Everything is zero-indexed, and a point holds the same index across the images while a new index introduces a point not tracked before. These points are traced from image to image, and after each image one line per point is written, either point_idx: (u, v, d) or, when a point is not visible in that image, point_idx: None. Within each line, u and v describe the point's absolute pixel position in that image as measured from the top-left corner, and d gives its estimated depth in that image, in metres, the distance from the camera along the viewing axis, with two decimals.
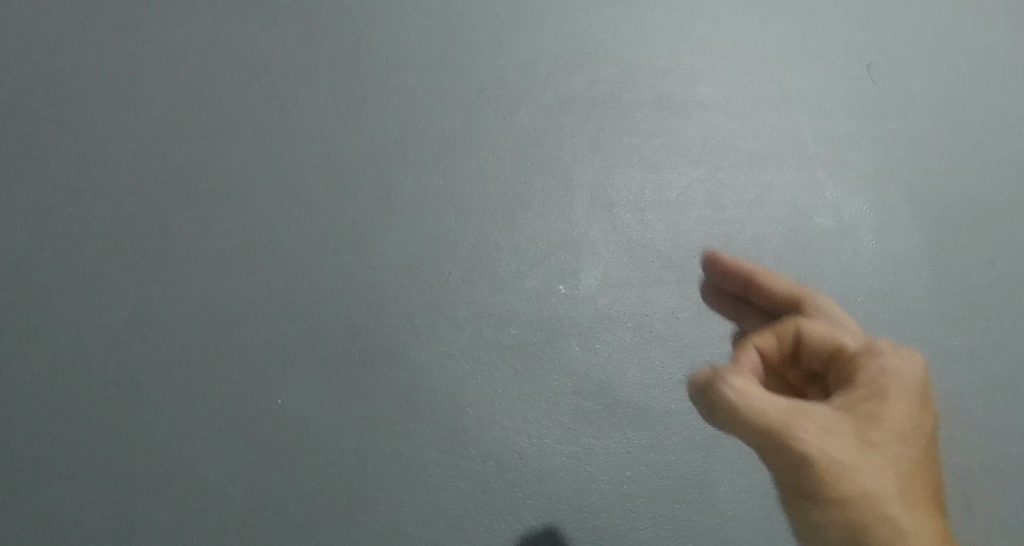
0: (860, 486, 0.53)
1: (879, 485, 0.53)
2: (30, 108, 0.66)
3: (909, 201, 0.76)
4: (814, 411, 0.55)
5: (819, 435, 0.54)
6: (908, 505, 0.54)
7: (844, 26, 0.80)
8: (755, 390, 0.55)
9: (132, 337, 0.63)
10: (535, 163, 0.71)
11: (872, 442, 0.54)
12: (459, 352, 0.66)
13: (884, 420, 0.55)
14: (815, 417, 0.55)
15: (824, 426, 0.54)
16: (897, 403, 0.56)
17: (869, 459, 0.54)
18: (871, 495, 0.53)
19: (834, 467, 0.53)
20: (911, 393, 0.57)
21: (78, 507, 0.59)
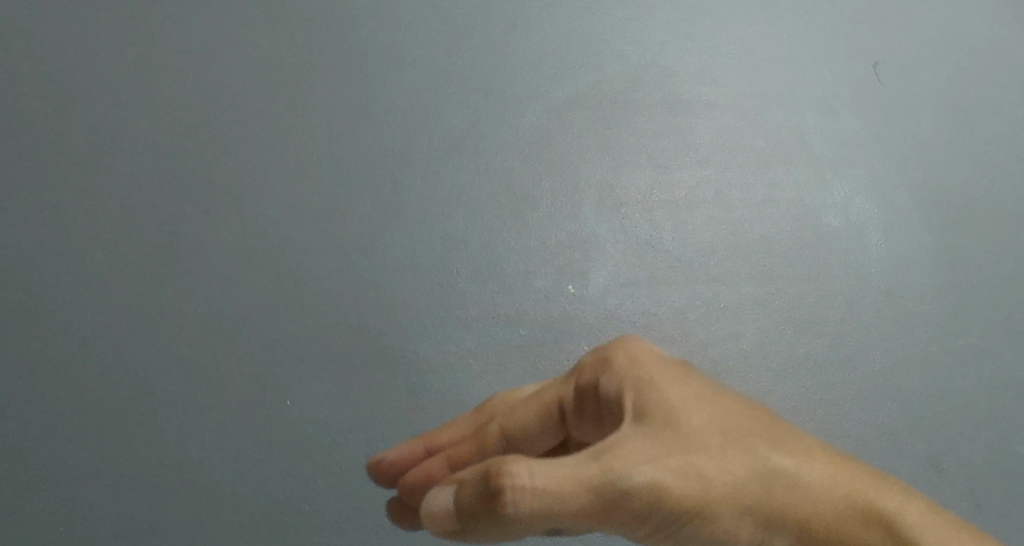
0: (710, 486, 0.46)
1: (722, 456, 0.48)
2: (36, 106, 0.66)
3: (917, 199, 0.76)
4: (619, 441, 0.47)
5: (638, 464, 0.45)
6: (773, 453, 0.48)
7: (850, 26, 0.80)
8: (550, 470, 0.44)
9: (141, 338, 0.63)
10: (543, 163, 0.71)
11: (686, 431, 0.48)
12: (469, 352, 0.66)
13: (676, 402, 0.50)
14: (618, 447, 0.46)
15: (637, 452, 0.46)
16: (668, 378, 0.52)
17: (696, 451, 0.47)
18: (727, 483, 0.47)
19: (674, 487, 0.45)
20: (663, 364, 0.53)
21: (87, 509, 0.59)
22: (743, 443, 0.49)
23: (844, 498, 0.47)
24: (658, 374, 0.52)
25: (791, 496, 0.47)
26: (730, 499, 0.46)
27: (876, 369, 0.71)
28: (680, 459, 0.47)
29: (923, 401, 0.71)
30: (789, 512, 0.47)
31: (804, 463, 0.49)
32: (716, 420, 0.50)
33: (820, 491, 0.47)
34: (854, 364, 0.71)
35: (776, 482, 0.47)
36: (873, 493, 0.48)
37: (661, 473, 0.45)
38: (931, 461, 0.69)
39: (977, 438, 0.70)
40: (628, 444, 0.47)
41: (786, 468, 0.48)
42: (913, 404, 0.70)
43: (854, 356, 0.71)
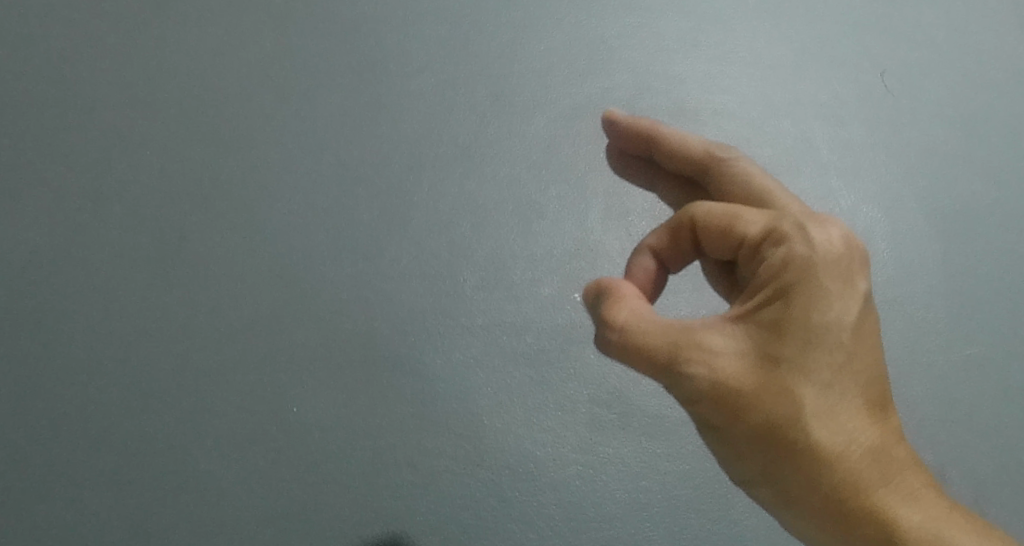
0: (768, 409, 0.49)
1: (795, 399, 0.49)
2: (45, 112, 0.66)
3: (924, 209, 0.76)
4: (711, 328, 0.51)
5: (706, 370, 0.50)
6: (843, 412, 0.50)
7: (858, 33, 0.80)
8: (640, 311, 0.52)
9: (147, 343, 0.63)
10: (550, 169, 0.71)
11: (782, 362, 0.49)
12: (475, 359, 0.66)
13: (810, 322, 0.49)
14: (705, 340, 0.50)
15: (715, 350, 0.50)
16: (819, 293, 0.49)
17: (783, 379, 0.49)
18: (791, 420, 0.49)
19: (731, 394, 0.50)
20: (832, 271, 0.49)
21: (93, 514, 0.60)
22: (829, 394, 0.50)
23: (873, 479, 0.50)
24: (816, 284, 0.49)
25: (837, 471, 0.50)
26: (784, 435, 0.49)
27: None
28: (748, 377, 0.50)
29: (929, 412, 0.71)
30: (810, 485, 0.50)
31: (867, 433, 0.51)
32: (826, 359, 0.49)
33: (856, 470, 0.50)
34: None
35: (827, 446, 0.50)
36: (899, 494, 0.51)
37: (731, 378, 0.50)
38: (936, 471, 0.70)
39: (981, 448, 0.71)
40: (712, 338, 0.50)
41: (835, 448, 0.50)
42: (919, 414, 0.71)
43: None
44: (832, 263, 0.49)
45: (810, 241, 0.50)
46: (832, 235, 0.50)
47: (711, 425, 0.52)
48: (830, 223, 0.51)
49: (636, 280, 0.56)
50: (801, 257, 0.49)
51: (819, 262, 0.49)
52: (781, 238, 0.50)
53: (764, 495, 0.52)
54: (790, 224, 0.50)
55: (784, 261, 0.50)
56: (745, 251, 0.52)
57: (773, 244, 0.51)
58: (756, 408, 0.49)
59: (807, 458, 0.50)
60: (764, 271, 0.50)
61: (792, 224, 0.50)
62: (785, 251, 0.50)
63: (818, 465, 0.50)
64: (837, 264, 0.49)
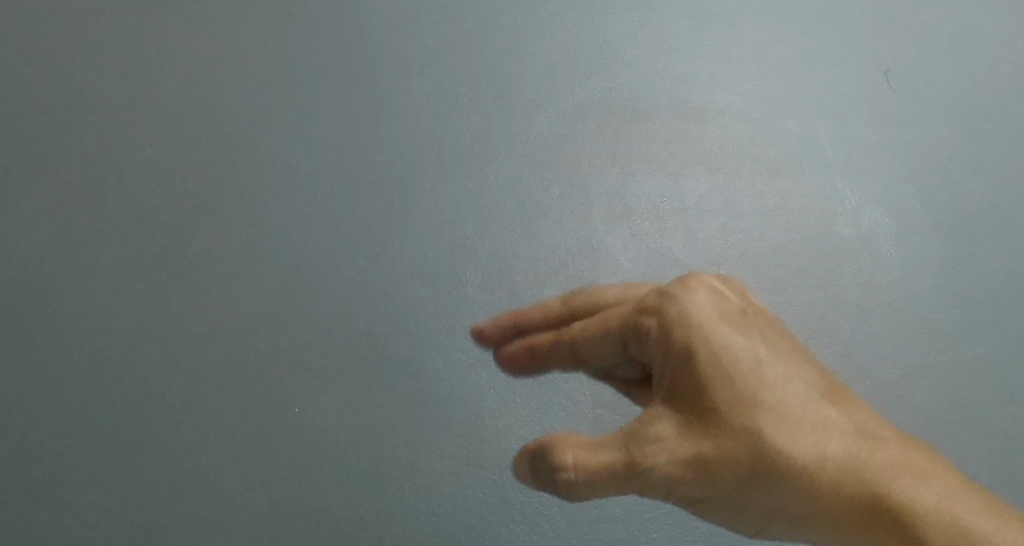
0: (733, 456, 0.48)
1: (750, 434, 0.49)
2: (45, 110, 0.66)
3: (928, 209, 0.76)
4: (643, 418, 0.50)
5: (667, 456, 0.49)
6: (801, 426, 0.49)
7: (862, 32, 0.79)
8: (576, 442, 0.51)
9: (148, 344, 0.62)
10: (552, 169, 0.71)
11: (718, 411, 0.49)
12: (477, 360, 0.65)
13: (724, 364, 0.49)
14: (646, 430, 0.49)
15: (660, 439, 0.49)
16: (716, 334, 0.50)
17: (728, 424, 0.49)
18: (757, 458, 0.48)
19: (696, 462, 0.49)
20: (714, 320, 0.50)
21: (94, 514, 0.59)
22: (779, 416, 0.49)
23: (869, 472, 0.48)
24: (705, 334, 0.50)
25: (827, 473, 0.48)
26: (761, 472, 0.48)
27: (888, 382, 0.70)
28: (697, 445, 0.49)
29: (935, 414, 0.70)
30: (813, 500, 0.48)
31: (839, 435, 0.50)
32: (756, 386, 0.50)
33: (844, 463, 0.48)
34: (864, 377, 0.70)
35: (802, 464, 0.48)
36: (906, 476, 0.48)
37: (681, 455, 0.49)
38: None
39: (987, 450, 0.70)
40: (658, 426, 0.49)
41: (812, 462, 0.48)
42: (924, 416, 0.70)
43: (865, 367, 0.70)
44: (699, 310, 0.51)
45: (674, 297, 0.51)
46: (694, 288, 0.52)
47: (698, 499, 0.50)
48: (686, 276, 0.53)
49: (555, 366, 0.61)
50: (671, 315, 0.51)
51: (693, 313, 0.50)
52: (652, 307, 0.52)
53: (785, 530, 0.50)
54: (648, 295, 0.53)
55: (662, 330, 0.51)
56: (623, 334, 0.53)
57: (646, 316, 0.52)
58: (720, 464, 0.49)
59: (792, 481, 0.48)
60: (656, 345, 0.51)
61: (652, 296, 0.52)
62: (661, 315, 0.51)
63: (807, 478, 0.48)
64: (706, 315, 0.50)
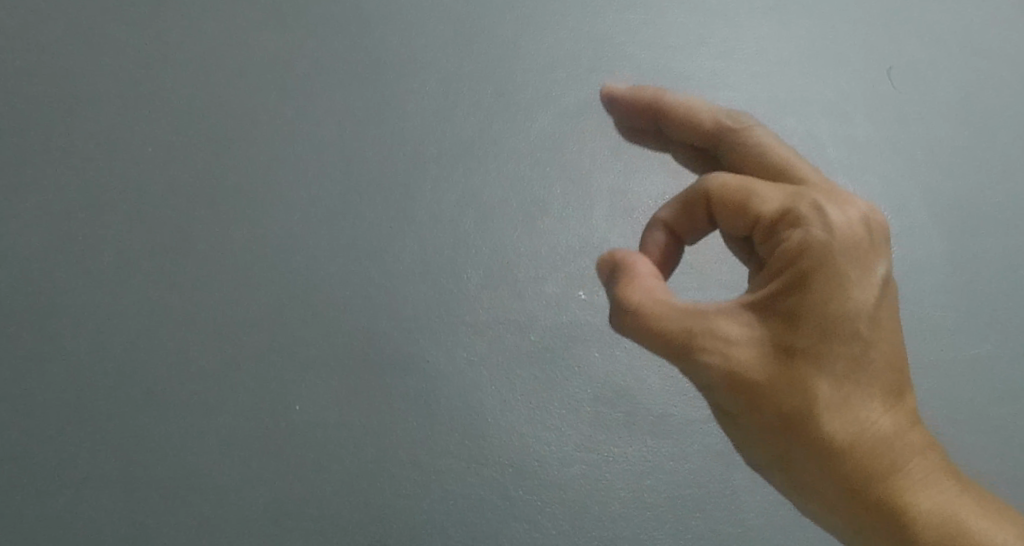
0: (783, 399, 0.50)
1: (809, 388, 0.50)
2: (45, 108, 0.66)
3: (931, 207, 0.76)
4: (723, 313, 0.51)
5: (721, 359, 0.50)
6: (860, 398, 0.50)
7: (865, 30, 0.79)
8: (659, 296, 0.52)
9: (148, 342, 0.62)
10: (554, 166, 0.71)
11: (798, 352, 0.49)
12: (478, 357, 0.65)
13: (833, 304, 0.49)
14: (719, 328, 0.51)
15: (729, 338, 0.50)
16: (841, 275, 0.49)
17: (798, 367, 0.49)
18: (799, 412, 0.50)
19: (743, 384, 0.50)
20: (852, 256, 0.49)
21: (94, 512, 0.59)
22: (847, 381, 0.50)
23: (891, 465, 0.50)
24: (836, 271, 0.49)
25: (854, 452, 0.50)
26: (795, 423, 0.50)
27: None
28: (759, 367, 0.50)
29: (937, 411, 0.70)
30: (827, 472, 0.51)
31: (886, 417, 0.51)
32: (844, 348, 0.50)
33: (875, 452, 0.50)
34: None
35: (841, 437, 0.50)
36: (918, 480, 0.51)
37: (742, 367, 0.50)
38: None
39: (988, 447, 0.70)
40: (728, 326, 0.51)
41: (848, 439, 0.50)
42: (927, 413, 0.70)
43: None
44: (847, 245, 0.49)
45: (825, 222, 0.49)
46: (853, 214, 0.50)
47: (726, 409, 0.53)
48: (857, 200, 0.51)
49: (650, 254, 0.57)
50: (819, 241, 0.49)
51: (838, 246, 0.49)
52: (797, 221, 0.50)
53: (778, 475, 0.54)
54: (807, 205, 0.50)
55: (801, 245, 0.49)
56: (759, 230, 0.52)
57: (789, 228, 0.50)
58: (771, 399, 0.50)
59: (821, 445, 0.50)
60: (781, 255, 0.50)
61: (805, 209, 0.50)
62: (804, 234, 0.49)
63: (835, 451, 0.50)
64: (859, 249, 0.49)
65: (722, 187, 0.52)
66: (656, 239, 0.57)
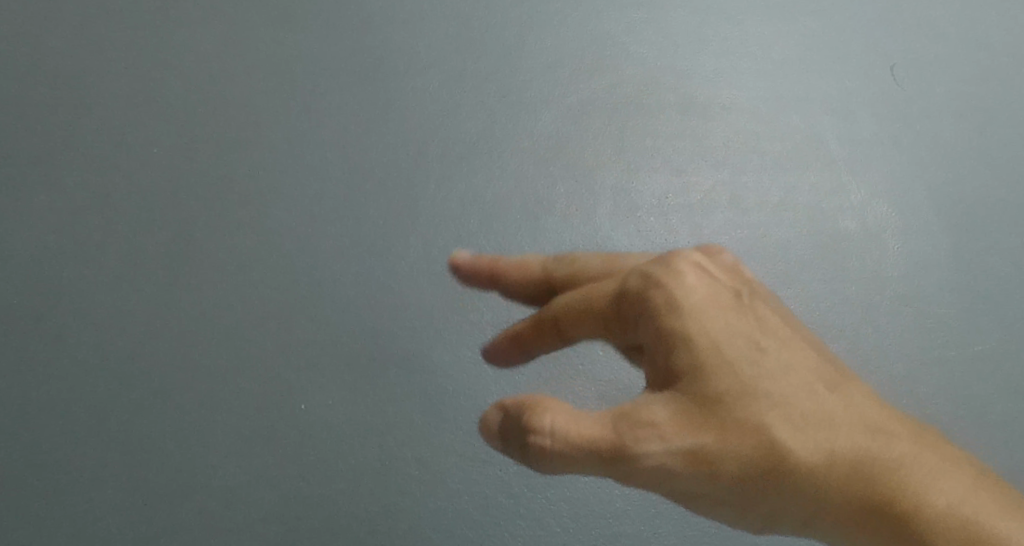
0: (727, 450, 0.46)
1: (744, 426, 0.46)
2: (54, 109, 0.66)
3: (934, 204, 0.76)
4: (640, 405, 0.47)
5: (660, 443, 0.46)
6: (802, 420, 0.47)
7: (869, 28, 0.79)
8: (574, 415, 0.48)
9: (155, 341, 0.63)
10: (558, 165, 0.71)
11: (716, 402, 0.47)
12: (483, 356, 0.66)
13: (711, 347, 0.47)
14: (640, 416, 0.46)
15: (655, 424, 0.46)
16: (702, 319, 0.48)
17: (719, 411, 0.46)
18: (759, 454, 0.46)
19: (698, 453, 0.46)
20: (698, 295, 0.49)
21: (103, 511, 0.60)
22: (776, 406, 0.47)
23: (888, 465, 0.46)
24: (697, 313, 0.48)
25: (833, 472, 0.46)
26: (763, 467, 0.46)
27: (894, 376, 0.70)
28: (693, 438, 0.46)
29: (942, 407, 0.70)
30: (818, 498, 0.46)
31: (846, 430, 0.47)
32: (755, 379, 0.47)
33: (852, 458, 0.46)
34: (871, 370, 0.70)
35: (807, 462, 0.46)
36: (921, 474, 0.46)
37: (682, 438, 0.46)
38: None
39: (995, 443, 0.70)
40: (653, 411, 0.47)
41: (819, 459, 0.46)
42: (932, 410, 0.70)
43: (870, 362, 0.70)
44: (699, 298, 0.49)
45: (662, 281, 0.49)
46: (681, 260, 0.50)
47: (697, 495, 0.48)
48: (674, 255, 0.51)
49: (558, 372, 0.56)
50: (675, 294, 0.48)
51: (688, 297, 0.48)
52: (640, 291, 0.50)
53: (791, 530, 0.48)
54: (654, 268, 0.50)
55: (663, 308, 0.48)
56: (622, 305, 0.51)
57: (636, 299, 0.50)
58: (720, 452, 0.46)
59: (797, 479, 0.46)
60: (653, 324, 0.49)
61: (655, 269, 0.50)
62: (662, 297, 0.49)
63: (813, 481, 0.46)
64: (703, 290, 0.49)
65: (586, 262, 0.58)
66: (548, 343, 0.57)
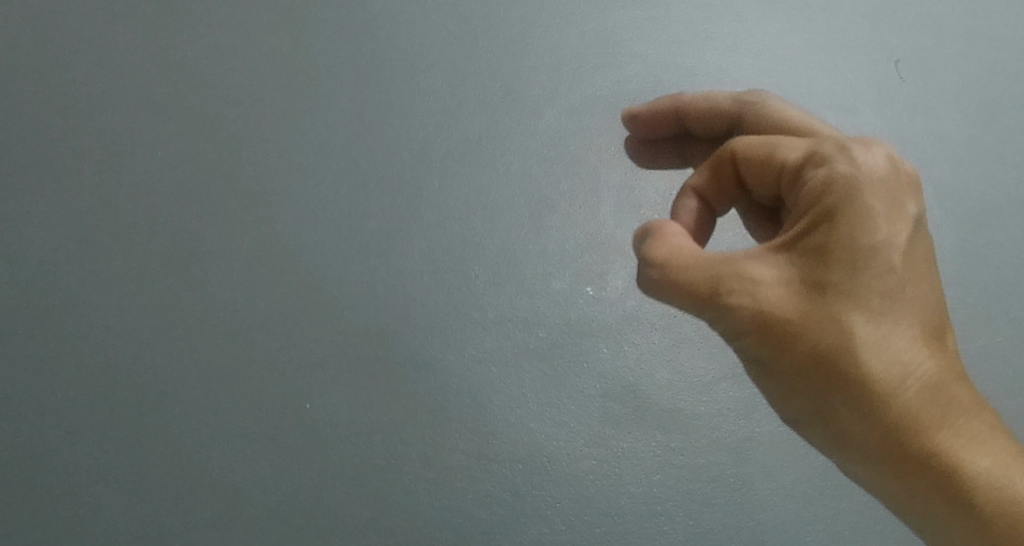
0: (807, 339, 0.50)
1: (844, 329, 0.50)
2: (58, 112, 0.66)
3: (941, 198, 0.75)
4: (750, 258, 0.52)
5: (751, 300, 0.51)
6: (904, 345, 0.51)
7: (872, 23, 0.79)
8: (685, 249, 0.53)
9: (162, 342, 0.63)
10: (562, 162, 0.71)
11: (824, 285, 0.50)
12: (488, 353, 0.66)
13: (863, 255, 0.50)
14: (748, 271, 0.51)
15: (755, 281, 0.51)
16: (864, 216, 0.50)
17: (811, 325, 0.50)
18: (834, 352, 0.50)
19: (777, 322, 0.50)
20: (878, 193, 0.50)
21: (110, 511, 0.60)
22: (879, 324, 0.50)
23: (931, 418, 0.50)
24: (861, 206, 0.50)
25: (892, 395, 0.50)
26: (829, 363, 0.50)
27: None
28: (783, 306, 0.50)
29: None
30: (865, 425, 0.50)
31: (925, 373, 0.51)
32: (879, 281, 0.50)
33: (915, 402, 0.50)
34: None
35: (881, 377, 0.50)
36: (966, 441, 0.50)
37: (769, 306, 0.50)
38: None
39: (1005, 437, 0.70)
40: (756, 268, 0.51)
41: (889, 378, 0.50)
42: None
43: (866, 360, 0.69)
44: (852, 182, 0.50)
45: (852, 159, 0.51)
46: (869, 159, 0.51)
47: (759, 360, 0.53)
48: (873, 147, 0.52)
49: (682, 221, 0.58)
50: (843, 175, 0.51)
51: (862, 181, 0.51)
52: (823, 160, 0.52)
53: (818, 436, 0.53)
54: (831, 144, 0.52)
55: (827, 182, 0.51)
56: (785, 178, 0.54)
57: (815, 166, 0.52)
58: (795, 345, 0.50)
59: (861, 387, 0.50)
60: (807, 195, 0.51)
61: (831, 145, 0.52)
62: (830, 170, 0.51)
63: (875, 395, 0.50)
64: (874, 186, 0.51)
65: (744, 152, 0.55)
66: (688, 208, 0.59)
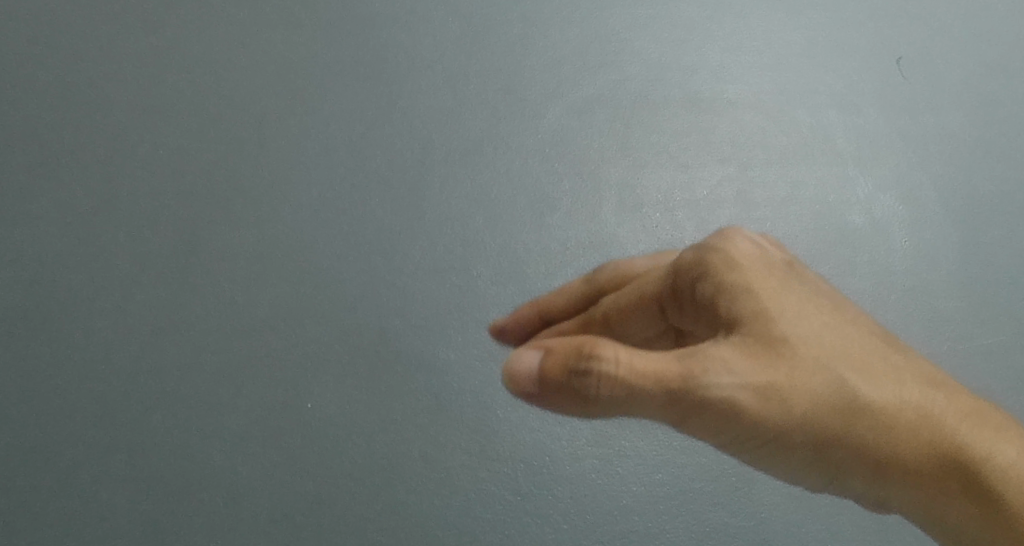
0: (789, 402, 0.42)
1: (821, 386, 0.42)
2: (59, 111, 0.66)
3: (943, 197, 0.75)
4: (708, 345, 0.42)
5: (728, 376, 0.41)
6: (887, 375, 0.44)
7: (874, 22, 0.79)
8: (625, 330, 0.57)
9: (163, 341, 0.63)
10: (565, 161, 0.71)
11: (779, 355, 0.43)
12: (489, 353, 0.66)
13: (793, 322, 0.44)
14: (703, 350, 0.42)
15: (720, 358, 0.42)
16: (743, 278, 0.45)
17: (788, 382, 0.42)
18: (818, 407, 0.42)
19: (755, 406, 0.41)
20: (757, 265, 0.46)
21: (111, 511, 0.60)
22: (852, 369, 0.44)
23: (946, 426, 0.43)
24: (739, 278, 0.45)
25: (896, 424, 0.43)
26: (821, 423, 0.42)
27: None
28: (759, 373, 0.42)
29: None
30: (889, 463, 0.43)
31: (919, 394, 0.44)
32: (828, 333, 0.45)
33: (919, 420, 0.43)
34: None
35: (877, 410, 0.43)
36: (988, 431, 0.44)
37: (743, 392, 0.41)
38: None
39: None
40: (715, 351, 0.42)
41: (885, 406, 0.43)
42: None
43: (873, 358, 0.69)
44: (720, 258, 0.46)
45: (724, 239, 0.47)
46: (741, 240, 0.47)
47: (753, 450, 0.43)
48: (736, 233, 0.48)
49: None
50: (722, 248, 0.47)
51: (722, 253, 0.47)
52: (687, 248, 0.49)
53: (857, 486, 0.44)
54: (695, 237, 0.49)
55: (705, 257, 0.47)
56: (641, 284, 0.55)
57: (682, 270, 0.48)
58: (786, 415, 0.42)
59: (861, 433, 0.42)
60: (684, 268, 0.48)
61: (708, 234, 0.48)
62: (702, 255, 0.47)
63: (879, 434, 0.42)
64: (736, 256, 0.46)
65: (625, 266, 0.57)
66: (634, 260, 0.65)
